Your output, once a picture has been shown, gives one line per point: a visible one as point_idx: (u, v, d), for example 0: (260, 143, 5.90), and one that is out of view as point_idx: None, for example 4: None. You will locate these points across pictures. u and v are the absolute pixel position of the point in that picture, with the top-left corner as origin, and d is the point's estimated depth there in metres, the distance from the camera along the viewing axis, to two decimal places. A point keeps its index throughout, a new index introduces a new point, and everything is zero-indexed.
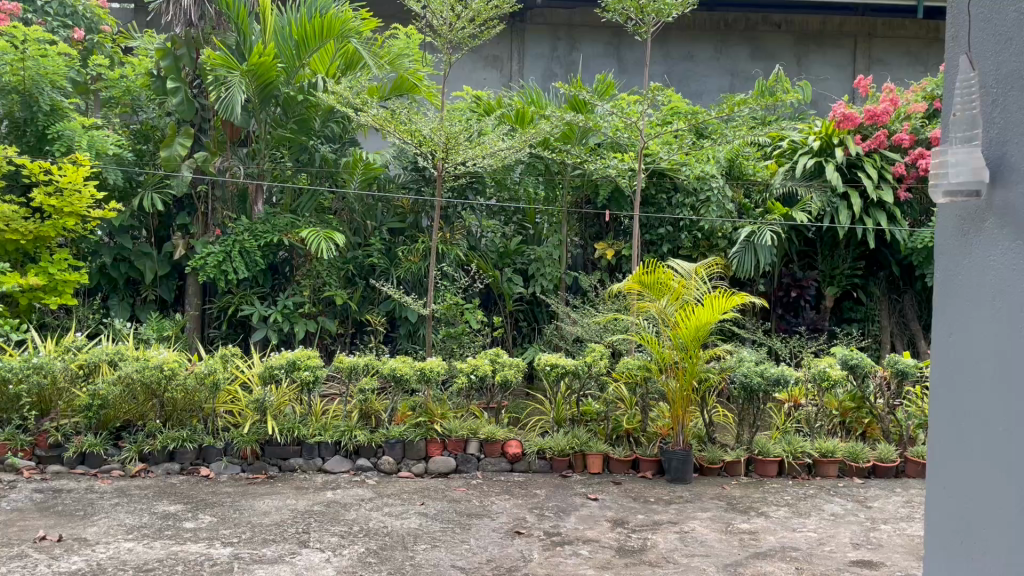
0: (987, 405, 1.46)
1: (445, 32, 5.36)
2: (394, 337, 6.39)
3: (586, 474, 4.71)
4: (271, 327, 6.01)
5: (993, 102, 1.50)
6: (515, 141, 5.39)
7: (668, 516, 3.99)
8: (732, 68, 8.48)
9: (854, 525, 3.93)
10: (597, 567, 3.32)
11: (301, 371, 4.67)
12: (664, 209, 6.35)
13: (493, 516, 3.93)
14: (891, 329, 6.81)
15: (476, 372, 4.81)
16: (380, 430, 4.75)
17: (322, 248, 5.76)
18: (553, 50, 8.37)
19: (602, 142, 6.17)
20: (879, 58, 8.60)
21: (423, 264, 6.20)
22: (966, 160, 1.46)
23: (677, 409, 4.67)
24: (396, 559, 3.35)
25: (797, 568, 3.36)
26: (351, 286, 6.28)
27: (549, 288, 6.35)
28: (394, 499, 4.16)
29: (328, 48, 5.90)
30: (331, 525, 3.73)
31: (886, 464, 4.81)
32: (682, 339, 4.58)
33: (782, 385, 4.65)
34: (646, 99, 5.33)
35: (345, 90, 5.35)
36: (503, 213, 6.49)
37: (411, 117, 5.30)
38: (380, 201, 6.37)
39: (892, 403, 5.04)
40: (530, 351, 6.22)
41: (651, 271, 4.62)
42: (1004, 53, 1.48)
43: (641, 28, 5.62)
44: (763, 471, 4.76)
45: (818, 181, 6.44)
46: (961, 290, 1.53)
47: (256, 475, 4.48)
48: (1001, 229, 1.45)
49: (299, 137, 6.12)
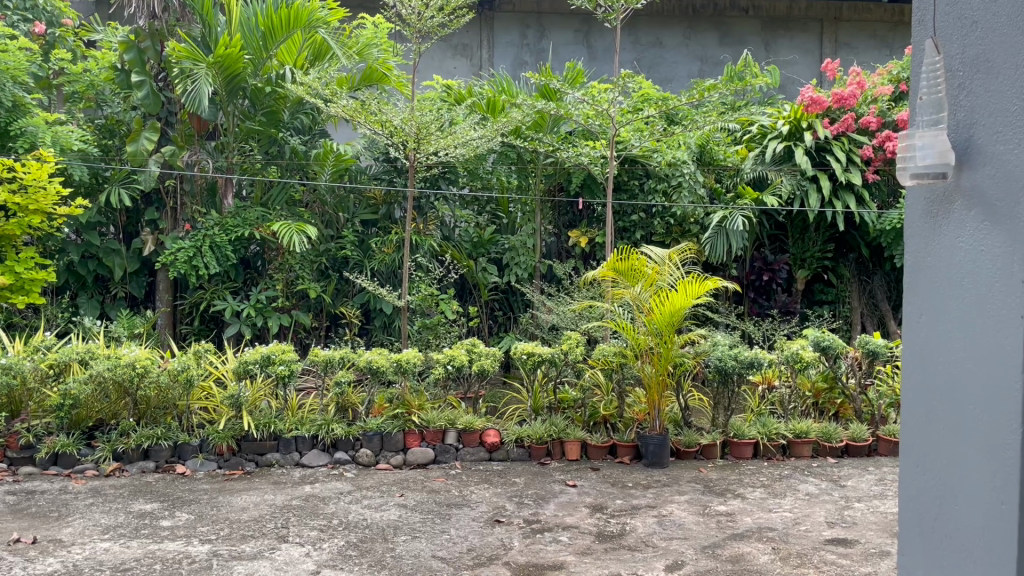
0: (960, 384, 1.41)
1: (414, 22, 5.32)
2: (369, 329, 6.37)
3: (565, 461, 4.74)
4: (244, 322, 5.96)
5: (959, 85, 1.43)
6: (486, 131, 5.40)
7: (646, 501, 4.03)
8: (700, 54, 8.53)
9: (829, 504, 3.99)
10: (577, 553, 3.34)
11: (276, 365, 4.65)
12: (636, 195, 6.42)
13: (472, 506, 3.94)
14: (862, 310, 6.94)
15: (453, 363, 4.80)
16: (358, 423, 4.75)
17: (294, 240, 5.72)
18: (523, 37, 8.36)
19: (573, 129, 6.21)
20: (845, 41, 8.68)
21: (397, 255, 6.20)
22: (932, 142, 1.40)
23: (654, 394, 4.73)
24: (376, 551, 3.35)
25: (774, 548, 3.41)
26: (325, 279, 6.25)
27: (524, 277, 6.38)
28: (373, 491, 4.15)
29: (296, 39, 5.87)
30: (310, 519, 3.72)
31: (858, 443, 4.90)
32: (656, 325, 4.63)
33: (756, 368, 4.72)
34: (617, 86, 5.35)
35: (314, 81, 5.32)
36: (476, 203, 6.50)
37: (380, 108, 5.27)
38: (352, 192, 6.31)
39: (863, 382, 5.14)
40: (506, 340, 6.25)
41: (625, 258, 4.63)
42: (970, 36, 1.41)
43: (610, 15, 5.61)
44: (738, 453, 4.82)
45: (788, 165, 6.49)
46: (930, 273, 1.48)
47: (233, 471, 4.46)
48: (969, 211, 1.39)
49: (269, 129, 6.08)
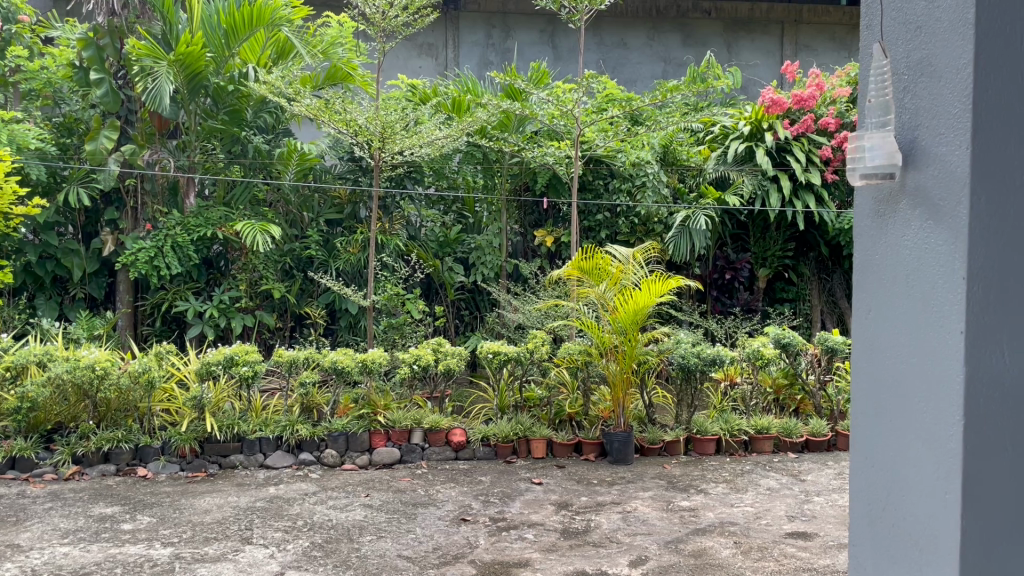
0: (905, 377, 1.45)
1: (378, 20, 5.30)
2: (334, 329, 6.35)
3: (531, 459, 4.77)
4: (207, 323, 5.91)
5: (904, 88, 1.47)
6: (452, 130, 5.42)
7: (610, 497, 4.07)
8: (664, 55, 8.62)
9: (789, 498, 4.07)
10: (542, 550, 3.37)
11: (239, 366, 4.61)
12: (601, 195, 6.47)
13: (438, 505, 3.95)
14: (822, 308, 7.08)
15: (419, 362, 4.81)
16: (323, 423, 4.72)
17: (258, 240, 5.68)
18: (488, 37, 8.38)
19: (539, 129, 6.23)
20: (805, 44, 8.84)
21: (362, 255, 6.18)
22: (881, 144, 1.44)
23: (619, 391, 4.79)
24: (341, 551, 3.34)
25: (736, 542, 3.47)
26: (289, 279, 6.21)
27: (490, 276, 6.40)
28: (338, 491, 4.14)
29: (259, 38, 5.84)
30: (274, 520, 3.70)
31: (818, 438, 4.99)
32: (621, 324, 4.67)
33: (718, 365, 4.79)
34: (581, 86, 5.41)
35: (277, 80, 5.28)
36: (442, 203, 6.50)
37: (344, 107, 5.26)
38: (316, 192, 6.28)
39: (822, 378, 5.24)
40: (473, 339, 6.27)
41: (589, 258, 4.68)
42: (914, 41, 1.45)
43: (574, 15, 5.64)
44: (701, 449, 4.89)
45: (749, 165, 6.58)
46: (878, 271, 1.53)
47: (195, 474, 4.42)
48: (914, 210, 1.43)
49: (232, 128, 6.03)
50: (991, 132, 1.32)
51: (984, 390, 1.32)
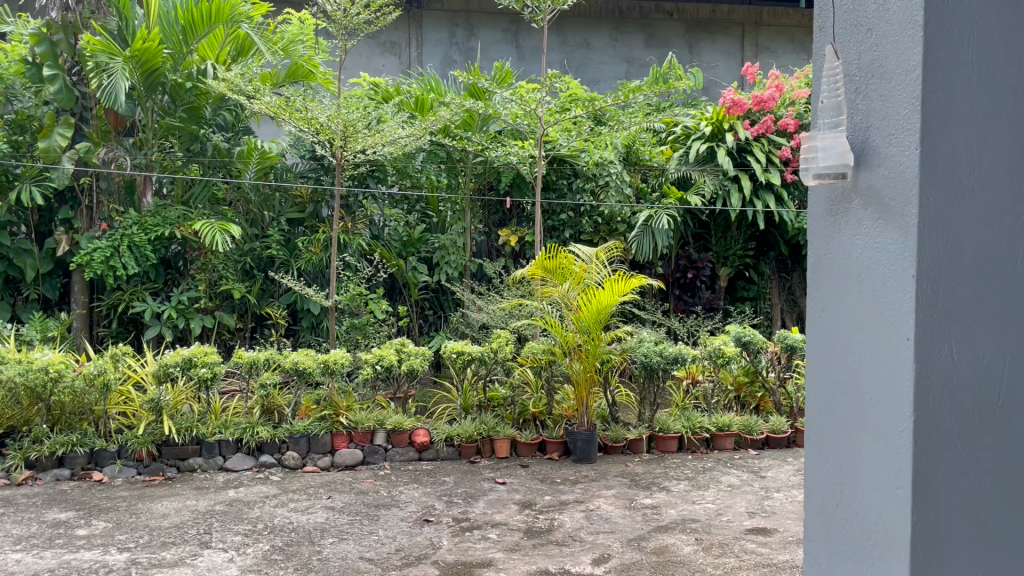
0: (858, 373, 1.47)
1: (340, 18, 5.25)
2: (296, 330, 6.29)
3: (494, 459, 4.76)
4: (165, 323, 5.79)
5: (856, 89, 1.48)
6: (415, 129, 5.40)
7: (574, 496, 4.08)
8: (627, 56, 8.67)
9: (750, 495, 4.11)
10: (505, 550, 3.37)
11: (197, 368, 4.53)
12: (565, 195, 6.49)
13: (401, 506, 3.92)
14: (781, 307, 7.18)
15: (381, 363, 4.77)
16: (284, 425, 4.67)
17: (217, 240, 5.59)
18: (452, 36, 8.35)
19: (502, 128, 6.23)
20: (765, 46, 8.96)
21: (325, 254, 6.12)
22: (833, 144, 1.47)
23: (582, 391, 4.79)
24: (302, 554, 3.31)
25: (697, 539, 3.50)
26: (249, 279, 6.13)
27: (454, 275, 6.38)
28: (300, 494, 4.09)
29: (217, 34, 5.76)
30: (234, 524, 3.65)
31: (778, 435, 5.05)
32: (585, 323, 4.69)
33: (680, 363, 4.82)
34: (544, 86, 5.42)
35: (236, 77, 5.20)
36: (405, 202, 6.46)
37: (305, 105, 5.20)
38: (277, 191, 6.22)
39: (782, 376, 5.31)
40: (437, 339, 6.25)
41: (553, 257, 4.68)
42: (865, 43, 1.47)
43: (537, 15, 5.65)
44: (664, 447, 4.93)
45: (710, 166, 6.65)
46: (831, 270, 1.54)
47: (152, 477, 4.35)
48: (865, 210, 1.45)
49: (190, 126, 5.93)
50: (940, 131, 1.34)
51: (935, 388, 1.35)
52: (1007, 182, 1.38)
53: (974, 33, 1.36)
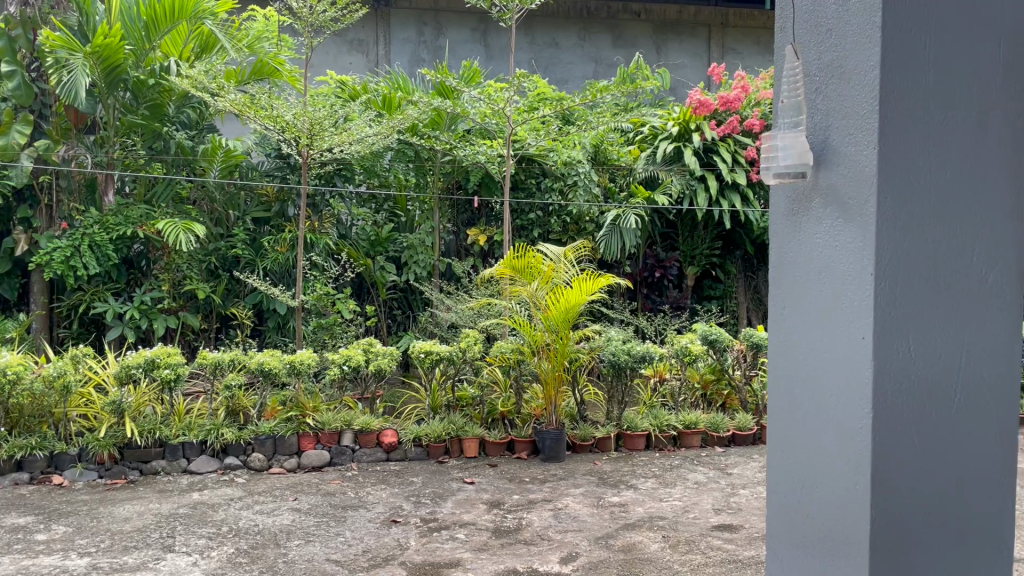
0: (819, 370, 1.49)
1: (305, 15, 5.19)
2: (262, 330, 6.23)
3: (463, 459, 4.75)
4: (127, 324, 5.70)
5: (816, 89, 1.50)
6: (382, 127, 5.37)
7: (542, 495, 4.08)
8: (595, 56, 8.70)
9: (716, 491, 4.15)
10: (473, 550, 3.36)
11: (160, 369, 4.46)
12: (533, 194, 6.49)
13: (369, 507, 3.90)
14: (747, 305, 7.26)
15: (349, 363, 4.74)
16: (249, 427, 4.61)
17: (181, 239, 5.51)
18: (420, 34, 8.31)
19: (470, 127, 6.23)
20: (732, 47, 9.04)
21: (291, 254, 6.07)
22: (792, 143, 1.48)
23: (550, 389, 4.81)
24: (267, 557, 3.27)
25: (664, 536, 3.52)
26: (214, 279, 6.06)
27: (423, 275, 6.36)
28: (265, 496, 4.05)
29: (181, 30, 5.68)
30: (198, 527, 3.59)
31: (744, 432, 5.11)
32: (553, 322, 4.70)
33: (647, 361, 4.84)
34: (512, 85, 5.41)
35: (199, 74, 5.12)
36: (373, 201, 6.42)
37: (271, 102, 5.14)
38: (242, 189, 6.16)
39: (748, 373, 5.36)
40: (405, 339, 6.22)
41: (521, 257, 4.69)
42: (825, 43, 1.48)
43: (505, 14, 5.64)
44: (631, 445, 4.95)
45: (677, 165, 6.70)
46: (793, 269, 1.56)
47: (114, 481, 4.28)
48: (825, 209, 1.47)
49: (153, 123, 5.84)
50: (897, 133, 1.36)
51: (892, 384, 1.37)
52: (964, 182, 1.40)
53: (931, 34, 1.37)
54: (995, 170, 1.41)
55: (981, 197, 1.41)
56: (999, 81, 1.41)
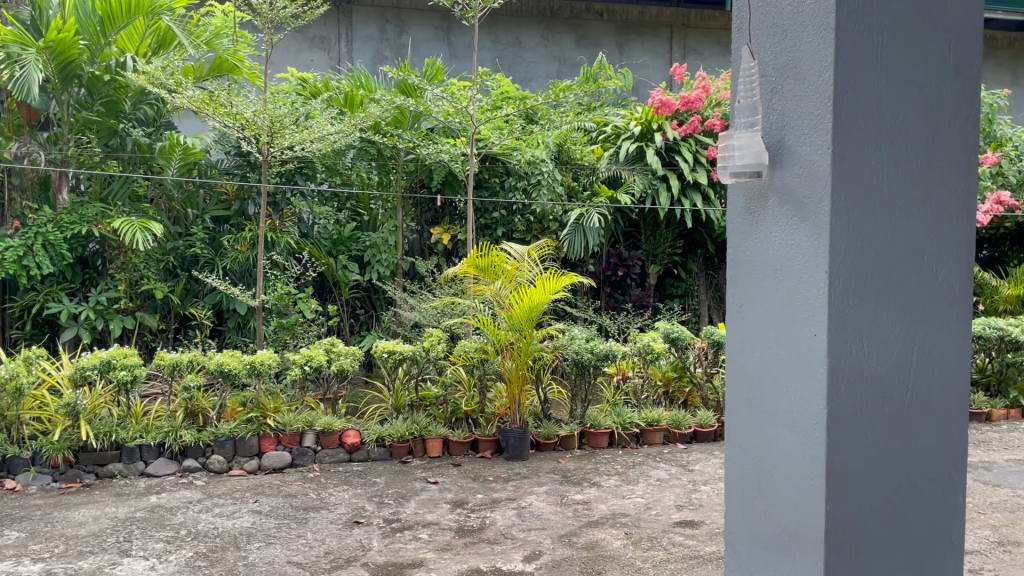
0: (775, 368, 1.50)
1: (265, 12, 5.13)
2: (222, 330, 6.14)
3: (426, 459, 4.73)
4: (83, 325, 5.59)
5: (771, 90, 1.52)
6: (344, 125, 5.32)
7: (506, 494, 4.08)
8: (558, 55, 8.72)
9: (678, 488, 4.19)
10: (436, 549, 3.35)
11: (116, 371, 4.38)
12: (497, 193, 6.47)
13: (331, 508, 3.86)
14: (709, 303, 7.34)
15: (310, 363, 4.69)
16: (208, 428, 4.54)
17: (138, 238, 5.41)
18: (382, 32, 8.26)
19: (434, 126, 6.21)
20: (693, 47, 9.12)
21: (251, 253, 6.00)
22: (749, 143, 1.51)
23: (515, 388, 4.81)
24: (227, 560, 3.22)
25: (627, 533, 3.54)
26: (172, 279, 5.95)
27: (386, 274, 6.32)
28: (225, 499, 3.99)
29: (137, 26, 5.61)
30: (156, 530, 3.53)
31: (706, 429, 5.16)
32: (517, 320, 4.70)
33: (610, 360, 4.87)
34: (475, 83, 5.39)
35: (156, 70, 5.02)
36: (335, 200, 6.35)
37: (230, 99, 5.07)
38: (201, 187, 6.06)
39: (709, 371, 5.42)
40: (368, 339, 6.18)
41: (485, 255, 4.69)
42: (780, 44, 1.50)
43: (467, 11, 5.62)
44: (595, 443, 4.97)
45: (640, 165, 6.75)
46: (749, 267, 1.57)
47: (69, 485, 4.19)
48: (781, 208, 1.48)
49: (109, 120, 5.72)
50: (850, 132, 1.38)
51: (847, 380, 1.39)
52: (916, 181, 1.42)
53: (883, 35, 1.39)
54: (946, 170, 1.44)
55: (932, 196, 1.44)
56: (949, 83, 1.44)
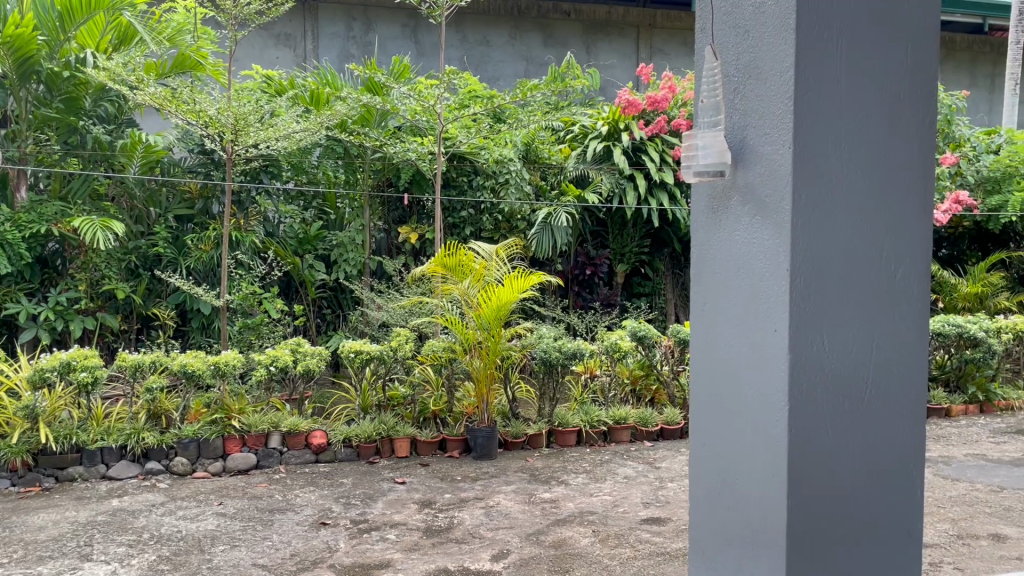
0: (739, 365, 1.52)
1: (229, 8, 5.06)
2: (185, 331, 6.05)
3: (394, 459, 4.71)
4: (42, 326, 5.47)
5: (733, 90, 1.53)
6: (310, 123, 5.28)
7: (474, 493, 4.08)
8: (526, 54, 8.73)
9: (644, 485, 4.22)
10: (404, 550, 3.33)
11: (77, 372, 4.30)
12: (465, 191, 6.45)
13: (297, 510, 3.83)
14: (675, 302, 7.40)
15: (275, 364, 4.64)
16: (171, 430, 4.47)
17: (98, 237, 5.32)
18: (349, 29, 8.20)
19: (401, 124, 6.21)
20: (659, 48, 9.19)
21: (215, 252, 5.92)
22: (712, 143, 1.53)
23: (483, 387, 4.79)
24: (191, 563, 3.18)
25: (594, 531, 3.55)
26: (134, 278, 5.86)
27: (353, 274, 6.28)
28: (188, 501, 3.94)
29: (98, 21, 5.57)
30: (117, 534, 3.47)
31: (672, 426, 5.21)
32: (484, 319, 4.69)
33: (578, 358, 4.89)
34: (443, 82, 5.38)
35: (117, 66, 4.94)
36: (301, 198, 6.29)
37: (193, 96, 5.00)
38: (164, 185, 5.97)
39: (676, 369, 5.48)
40: (335, 339, 6.14)
41: (453, 254, 4.67)
42: (742, 44, 1.51)
43: (434, 10, 5.59)
44: (563, 441, 4.98)
45: (607, 164, 6.79)
46: (713, 266, 1.59)
47: (28, 489, 4.10)
48: (743, 208, 1.50)
49: (69, 117, 5.60)
50: (810, 131, 1.40)
51: (808, 377, 1.41)
52: (876, 179, 1.45)
53: (843, 36, 1.41)
54: (905, 170, 1.46)
55: (891, 195, 1.46)
56: (907, 83, 1.46)
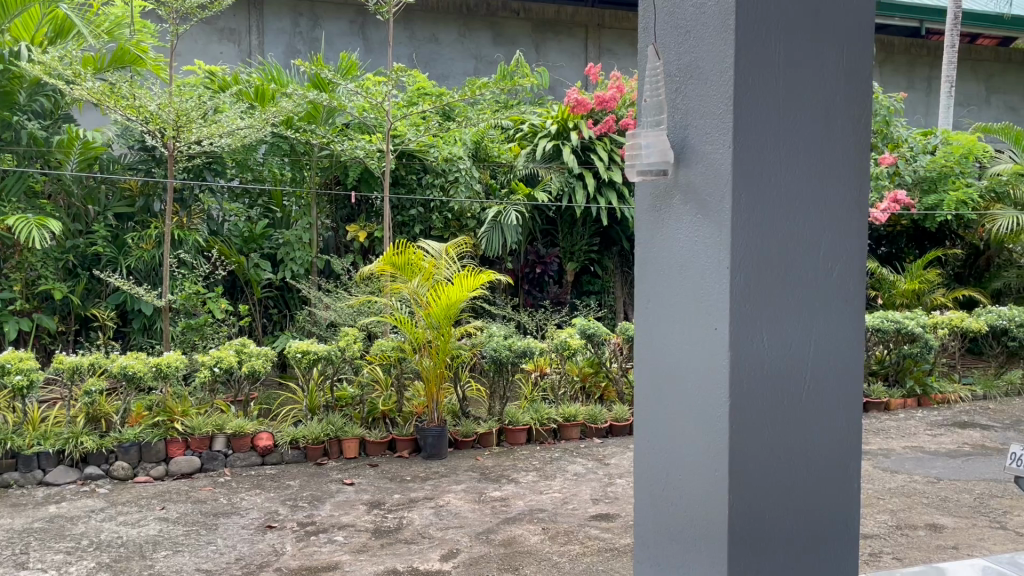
0: (681, 362, 1.54)
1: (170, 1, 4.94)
2: (126, 332, 5.89)
3: (342, 460, 4.66)
4: None
5: (675, 89, 1.55)
6: (254, 120, 5.18)
7: (423, 493, 4.06)
8: (475, 53, 8.71)
9: (593, 482, 4.24)
10: (352, 551, 3.30)
11: (11, 376, 4.15)
12: (414, 189, 6.41)
13: (242, 513, 3.76)
14: (624, 299, 7.46)
15: (220, 364, 4.55)
16: (112, 434, 4.35)
17: (34, 236, 5.15)
18: (295, 25, 8.09)
19: (349, 121, 6.19)
20: (608, 47, 9.25)
21: (157, 251, 5.82)
22: (654, 142, 1.54)
23: (432, 386, 4.74)
24: (132, 570, 3.10)
25: (544, 528, 3.57)
26: (72, 278, 5.68)
27: (300, 272, 6.18)
28: (129, 506, 3.84)
29: (33, 13, 5.40)
30: (55, 542, 3.37)
31: (621, 423, 5.25)
32: (434, 318, 4.66)
33: (528, 357, 4.90)
34: (390, 79, 5.34)
35: (53, 60, 4.78)
36: (247, 196, 6.16)
37: (132, 91, 4.86)
38: (103, 183, 5.80)
39: (625, 366, 5.55)
40: (281, 339, 6.05)
41: (401, 253, 4.63)
42: (684, 44, 1.53)
43: (382, 6, 5.54)
44: (513, 439, 4.99)
45: (556, 163, 6.83)
46: (656, 264, 1.60)
47: None
48: (684, 206, 1.52)
49: (2, 112, 5.38)
50: (749, 131, 1.42)
51: (748, 374, 1.43)
52: (812, 179, 1.47)
53: (779, 38, 1.43)
54: (841, 169, 1.50)
55: (827, 195, 1.49)
56: (842, 84, 1.49)
